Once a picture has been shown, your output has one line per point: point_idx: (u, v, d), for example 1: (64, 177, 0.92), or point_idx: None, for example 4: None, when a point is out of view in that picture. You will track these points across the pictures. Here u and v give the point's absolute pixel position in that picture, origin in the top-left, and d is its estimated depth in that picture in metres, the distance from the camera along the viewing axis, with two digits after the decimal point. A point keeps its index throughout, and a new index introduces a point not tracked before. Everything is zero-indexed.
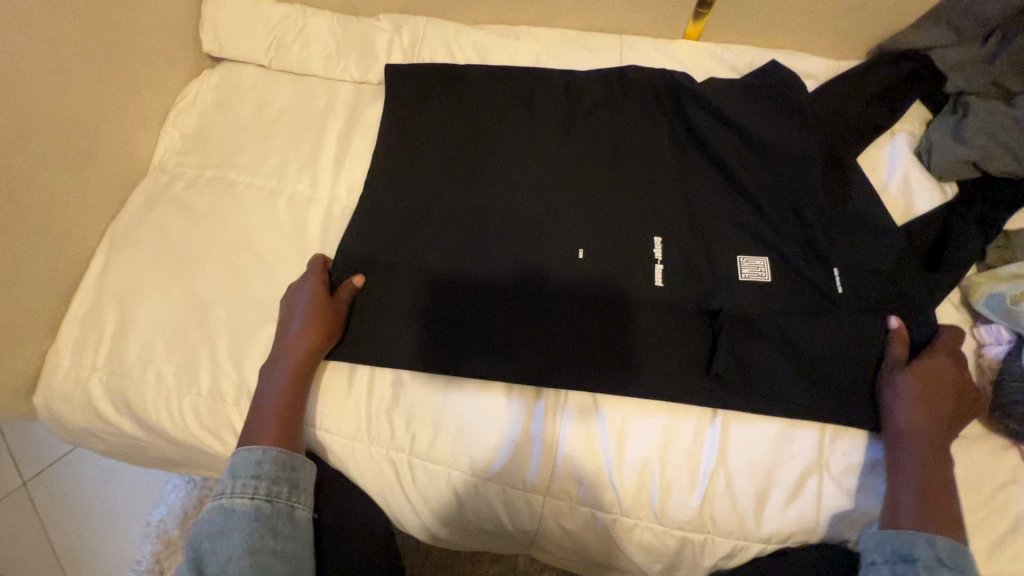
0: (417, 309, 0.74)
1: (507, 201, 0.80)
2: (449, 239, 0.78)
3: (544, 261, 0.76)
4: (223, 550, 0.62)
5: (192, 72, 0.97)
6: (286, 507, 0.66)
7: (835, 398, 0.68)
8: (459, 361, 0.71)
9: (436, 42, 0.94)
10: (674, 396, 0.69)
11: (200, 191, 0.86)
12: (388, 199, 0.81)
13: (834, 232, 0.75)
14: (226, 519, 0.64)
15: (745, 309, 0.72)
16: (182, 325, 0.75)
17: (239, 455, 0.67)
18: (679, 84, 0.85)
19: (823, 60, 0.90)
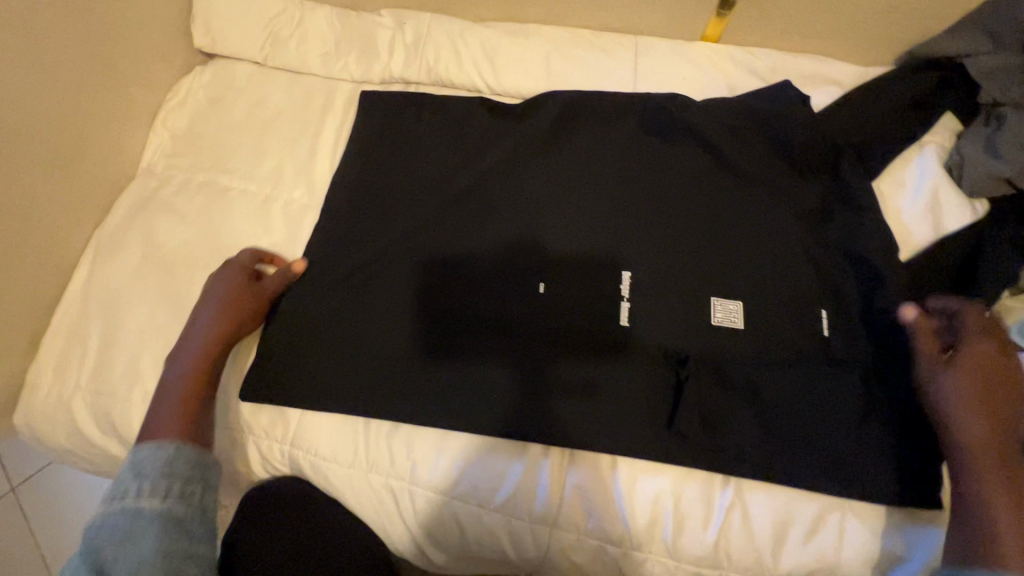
0: (412, 291, 0.73)
1: (506, 183, 0.79)
2: (446, 218, 0.77)
3: (541, 238, 0.76)
4: (124, 560, 0.51)
5: (183, 68, 0.92)
6: (197, 510, 0.57)
7: (827, 454, 0.64)
8: (451, 338, 0.70)
9: (441, 39, 0.89)
10: (659, 438, 0.66)
11: (191, 196, 0.81)
12: (389, 214, 0.78)
13: (823, 270, 0.73)
14: (128, 522, 0.52)
15: (757, 342, 0.69)
16: (168, 341, 0.70)
17: (144, 453, 0.58)
18: (690, 106, 0.82)
19: (850, 66, 0.85)
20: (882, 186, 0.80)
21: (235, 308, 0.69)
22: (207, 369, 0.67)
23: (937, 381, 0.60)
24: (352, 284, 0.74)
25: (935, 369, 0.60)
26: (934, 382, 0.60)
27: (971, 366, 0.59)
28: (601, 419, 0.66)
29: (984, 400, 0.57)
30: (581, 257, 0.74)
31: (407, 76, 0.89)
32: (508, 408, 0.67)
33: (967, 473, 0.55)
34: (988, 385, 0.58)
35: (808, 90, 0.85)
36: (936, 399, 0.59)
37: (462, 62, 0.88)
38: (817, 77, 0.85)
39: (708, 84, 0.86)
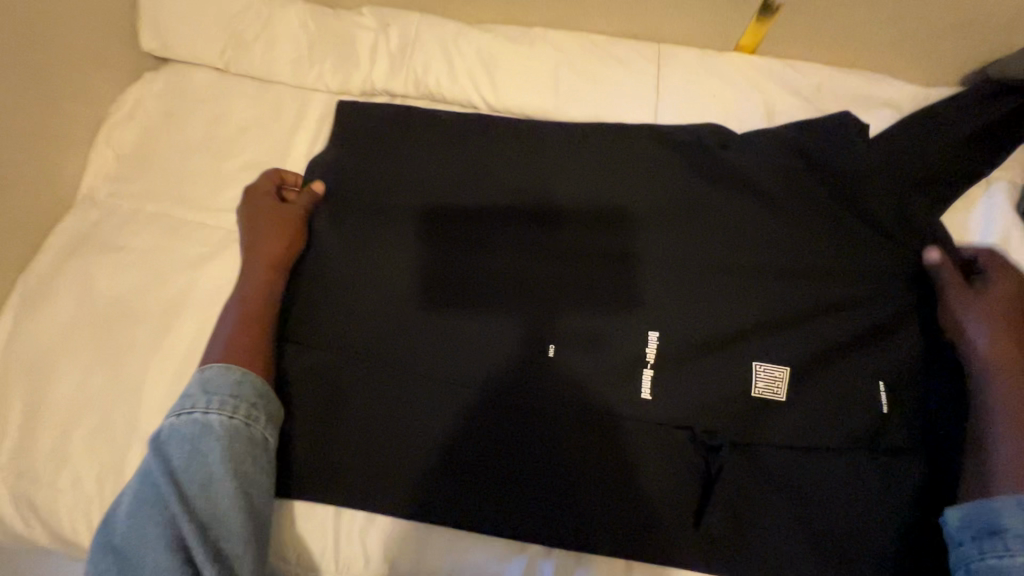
0: (416, 279, 0.63)
1: (518, 164, 0.68)
2: (457, 183, 0.67)
3: (562, 206, 0.66)
4: (197, 465, 0.51)
5: (131, 75, 0.80)
6: (261, 447, 0.55)
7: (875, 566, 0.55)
8: (462, 326, 0.62)
9: (431, 45, 0.76)
10: (684, 541, 0.56)
11: (136, 232, 0.69)
12: (361, 257, 0.64)
13: (883, 339, 0.61)
14: (197, 434, 0.52)
15: (807, 423, 0.58)
16: (108, 412, 0.61)
17: (209, 370, 0.56)
18: (731, 135, 0.68)
19: (908, 86, 0.73)
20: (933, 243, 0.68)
21: (277, 239, 0.64)
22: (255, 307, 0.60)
23: (965, 312, 0.59)
24: (319, 347, 0.61)
25: (968, 300, 0.59)
26: (961, 318, 0.59)
27: (995, 300, 0.59)
28: (617, 517, 0.57)
29: (1011, 338, 0.57)
30: (601, 305, 0.62)
31: (392, 88, 0.76)
32: (513, 501, 0.57)
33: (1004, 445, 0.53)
34: (1013, 313, 0.59)
35: (859, 113, 0.73)
36: (956, 323, 0.59)
37: (456, 73, 0.75)
38: (869, 99, 0.73)
39: (743, 104, 0.73)
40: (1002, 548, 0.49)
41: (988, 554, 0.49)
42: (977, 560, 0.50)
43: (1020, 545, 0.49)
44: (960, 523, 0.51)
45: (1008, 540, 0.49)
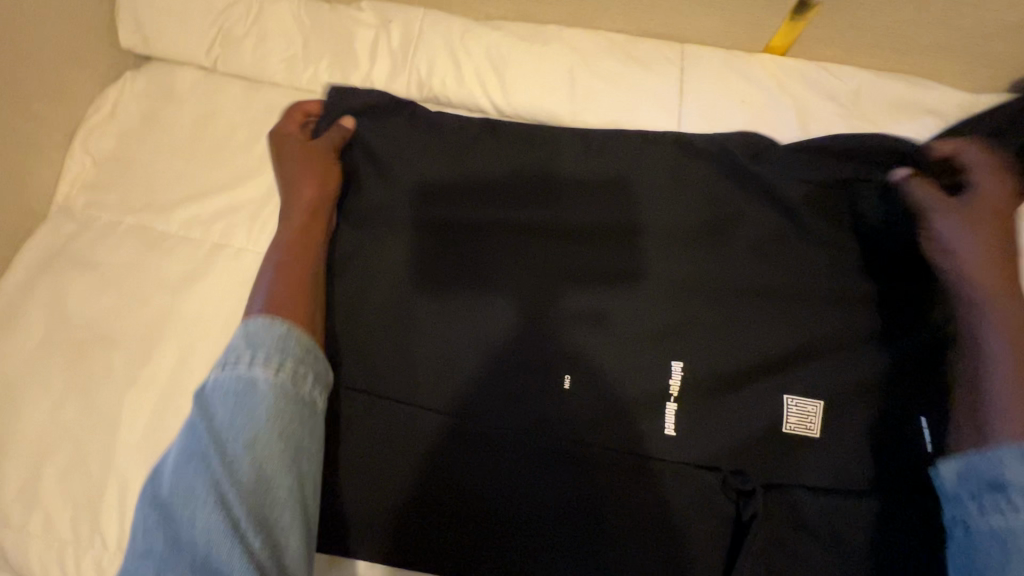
0: (412, 275, 0.59)
1: (519, 148, 0.63)
2: (446, 161, 0.62)
3: (564, 173, 0.62)
4: (242, 420, 0.47)
5: (112, 73, 0.74)
6: (307, 404, 0.49)
7: None
8: (468, 304, 0.58)
9: (436, 44, 0.70)
10: None
11: (115, 246, 0.64)
12: (356, 284, 0.59)
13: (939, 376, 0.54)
14: (243, 388, 0.48)
15: (849, 467, 0.53)
16: (82, 446, 0.56)
17: (251, 320, 0.51)
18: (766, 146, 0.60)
19: (954, 92, 0.67)
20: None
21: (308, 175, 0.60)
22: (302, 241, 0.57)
23: (977, 280, 0.52)
24: None
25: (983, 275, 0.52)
26: (976, 293, 0.52)
27: (1010, 321, 0.50)
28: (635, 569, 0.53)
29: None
30: (615, 331, 0.57)
31: (393, 90, 0.70)
32: (532, 543, 0.54)
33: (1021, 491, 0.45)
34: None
35: (900, 120, 0.67)
36: (971, 298, 0.52)
37: (463, 74, 0.69)
38: (912, 106, 0.67)
39: (773, 110, 0.68)
40: (1003, 505, 0.45)
41: (990, 513, 0.46)
42: (979, 521, 0.46)
43: (998, 505, 0.46)
44: (956, 475, 0.48)
45: (1010, 496, 0.45)
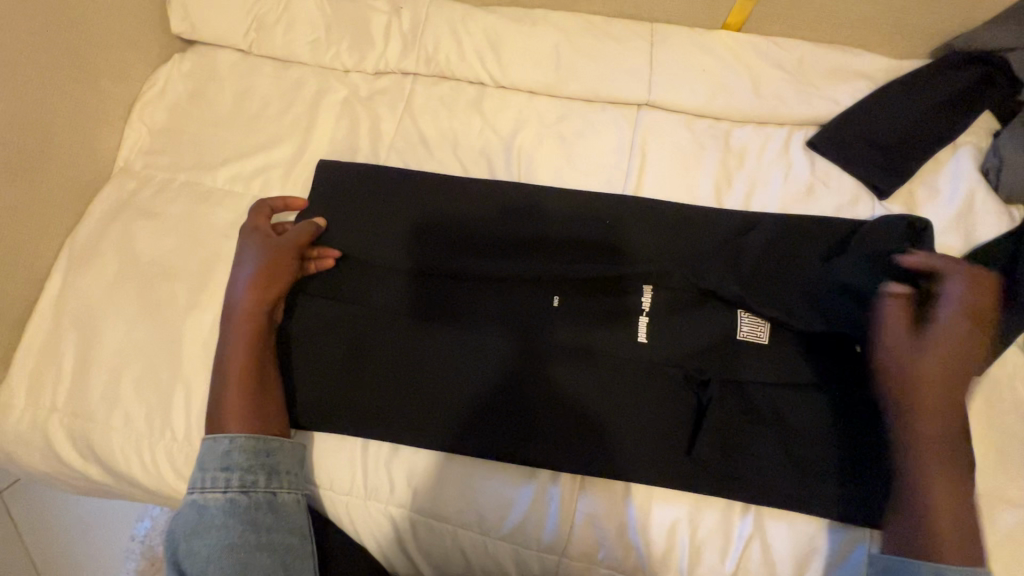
0: (412, 287, 0.70)
1: (505, 190, 0.74)
2: (436, 193, 0.74)
3: (541, 201, 0.73)
4: (199, 549, 0.55)
5: (160, 57, 0.85)
6: (266, 497, 0.60)
7: (852, 490, 0.60)
8: (451, 329, 0.67)
9: (441, 25, 0.82)
10: (675, 467, 0.62)
11: (171, 199, 0.75)
12: (377, 233, 0.72)
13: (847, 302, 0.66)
14: (198, 516, 0.57)
15: (787, 363, 0.65)
16: (152, 358, 0.67)
17: (207, 444, 0.60)
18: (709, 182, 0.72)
19: (882, 59, 0.79)
20: (902, 207, 0.74)
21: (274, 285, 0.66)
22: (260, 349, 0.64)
23: (923, 356, 0.58)
24: (350, 302, 0.69)
25: (917, 339, 0.58)
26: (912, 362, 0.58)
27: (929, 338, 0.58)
28: (614, 455, 0.63)
29: (949, 379, 0.57)
30: (591, 283, 0.69)
31: (405, 67, 0.82)
32: (526, 430, 0.64)
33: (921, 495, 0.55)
34: (958, 360, 0.57)
35: (836, 83, 0.79)
36: (893, 374, 0.58)
37: (464, 52, 0.81)
38: (846, 71, 0.79)
39: (729, 78, 0.79)
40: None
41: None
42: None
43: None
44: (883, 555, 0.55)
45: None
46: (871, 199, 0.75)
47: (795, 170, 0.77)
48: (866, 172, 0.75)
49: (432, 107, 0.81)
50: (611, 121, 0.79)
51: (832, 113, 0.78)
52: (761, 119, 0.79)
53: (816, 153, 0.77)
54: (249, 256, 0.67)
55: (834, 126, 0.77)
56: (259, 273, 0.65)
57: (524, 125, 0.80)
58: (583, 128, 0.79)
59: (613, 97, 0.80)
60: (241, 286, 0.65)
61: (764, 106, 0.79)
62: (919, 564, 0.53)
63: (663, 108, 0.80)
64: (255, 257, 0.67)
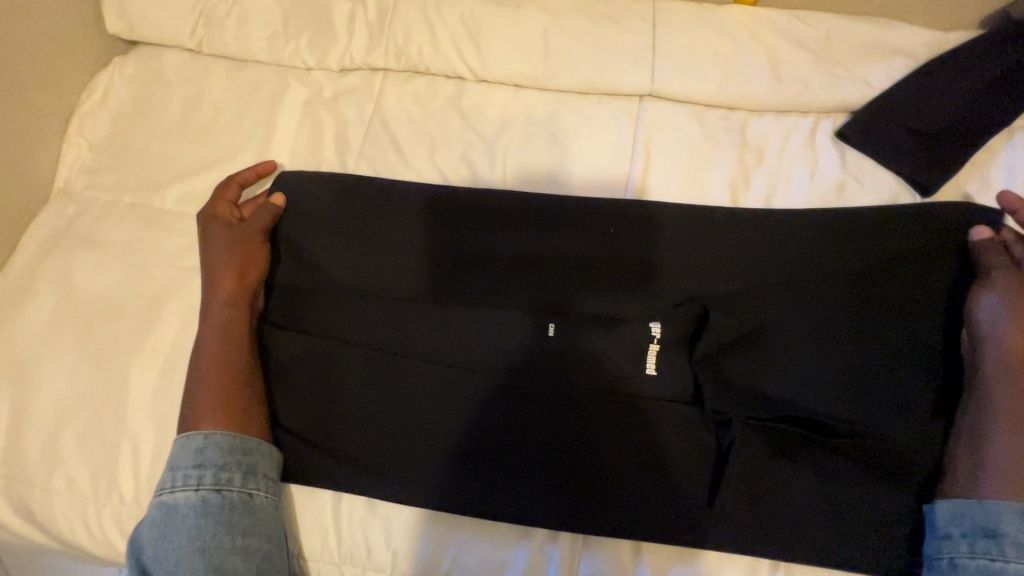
0: (389, 315, 0.60)
1: (493, 199, 0.64)
2: (410, 212, 0.64)
3: (540, 210, 0.64)
4: (168, 553, 0.51)
5: (99, 62, 0.76)
6: (242, 499, 0.53)
7: (891, 545, 0.53)
8: (445, 364, 0.59)
9: (412, 12, 0.71)
10: (694, 524, 0.54)
11: (115, 225, 0.67)
12: (348, 251, 0.63)
13: (883, 315, 0.57)
14: (166, 517, 0.52)
15: (821, 393, 0.56)
16: (96, 411, 0.59)
17: (178, 443, 0.54)
18: (708, 212, 0.63)
19: (922, 32, 0.68)
20: None
21: (240, 266, 0.60)
22: (236, 340, 0.58)
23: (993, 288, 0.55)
24: (317, 335, 0.60)
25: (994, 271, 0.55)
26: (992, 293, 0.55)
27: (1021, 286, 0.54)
28: (622, 511, 0.55)
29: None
30: (590, 310, 0.60)
31: (372, 62, 0.72)
32: (523, 482, 0.56)
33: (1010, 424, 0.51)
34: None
35: (870, 62, 0.68)
36: (988, 303, 0.55)
37: (439, 42, 0.71)
38: (881, 47, 0.68)
39: (745, 60, 0.69)
40: (993, 552, 0.49)
41: (979, 555, 0.49)
42: (965, 557, 0.50)
43: (1014, 551, 0.48)
44: (951, 515, 0.50)
45: (1003, 546, 0.49)
46: (911, 194, 0.65)
47: (823, 166, 0.67)
48: (907, 162, 0.65)
49: (406, 108, 0.71)
50: (609, 116, 0.69)
51: (865, 98, 0.68)
52: (781, 108, 0.69)
53: (846, 145, 0.67)
54: (215, 241, 0.62)
55: (869, 111, 0.67)
56: (228, 256, 0.60)
57: (511, 124, 0.70)
58: (578, 125, 0.69)
59: (611, 87, 0.70)
60: (214, 269, 0.60)
61: (786, 93, 0.68)
62: (1003, 503, 0.49)
63: (668, 99, 0.70)
64: (223, 241, 0.61)
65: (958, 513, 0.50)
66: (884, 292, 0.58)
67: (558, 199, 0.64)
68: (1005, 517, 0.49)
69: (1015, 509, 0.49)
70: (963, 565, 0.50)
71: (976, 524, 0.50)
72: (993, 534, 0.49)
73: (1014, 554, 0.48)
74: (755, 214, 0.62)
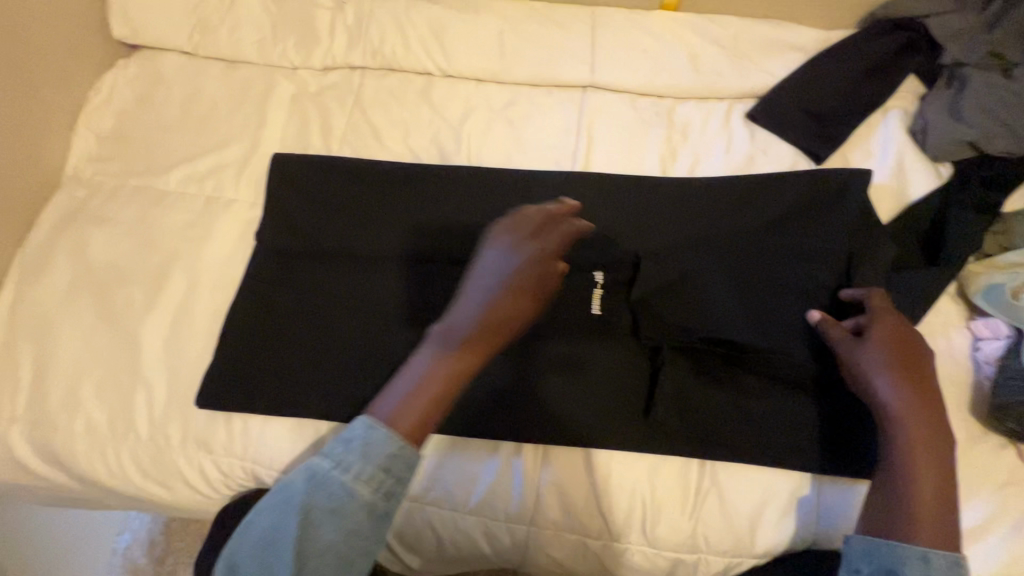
0: (374, 274, 0.70)
1: (461, 174, 0.75)
2: (389, 186, 0.74)
3: (501, 182, 0.75)
4: (254, 529, 0.52)
5: (103, 63, 0.85)
6: (394, 505, 0.53)
7: (790, 441, 0.65)
8: (422, 314, 0.68)
9: (385, 18, 0.83)
10: (632, 433, 0.65)
11: (123, 204, 0.75)
12: (340, 222, 0.72)
13: (779, 259, 0.70)
14: (288, 496, 0.52)
15: (736, 324, 0.67)
16: (111, 363, 0.67)
17: (369, 424, 0.53)
18: (640, 181, 0.75)
19: (812, 31, 0.83)
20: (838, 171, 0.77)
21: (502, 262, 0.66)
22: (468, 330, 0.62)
23: (858, 353, 0.62)
24: (310, 291, 0.69)
25: (852, 339, 0.62)
26: (860, 363, 0.61)
27: (889, 348, 0.61)
28: (574, 427, 0.65)
29: (900, 363, 0.60)
30: None
31: (352, 61, 0.83)
32: (489, 406, 0.66)
33: (899, 471, 0.57)
34: (897, 353, 0.61)
35: (771, 56, 0.82)
36: (856, 367, 0.62)
37: (410, 43, 0.82)
38: (779, 44, 0.82)
39: (669, 56, 0.82)
40: None
41: None
42: None
43: None
44: (862, 551, 0.55)
45: None
46: (808, 163, 0.78)
47: (736, 142, 0.80)
48: (804, 136, 0.78)
49: (382, 99, 0.82)
50: (557, 104, 0.81)
51: (768, 85, 0.81)
52: (701, 95, 0.82)
53: (755, 124, 0.80)
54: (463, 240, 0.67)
55: (772, 96, 0.80)
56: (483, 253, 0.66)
57: (473, 112, 0.81)
58: (531, 112, 0.81)
59: (558, 80, 0.82)
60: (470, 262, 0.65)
61: (703, 83, 0.81)
62: (907, 548, 0.54)
63: (607, 89, 0.82)
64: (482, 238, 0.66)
65: (868, 549, 0.55)
66: (780, 240, 0.71)
67: (516, 172, 0.76)
68: (909, 562, 0.53)
69: (919, 554, 0.54)
70: None
71: (883, 562, 0.54)
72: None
73: None
74: (678, 182, 0.75)
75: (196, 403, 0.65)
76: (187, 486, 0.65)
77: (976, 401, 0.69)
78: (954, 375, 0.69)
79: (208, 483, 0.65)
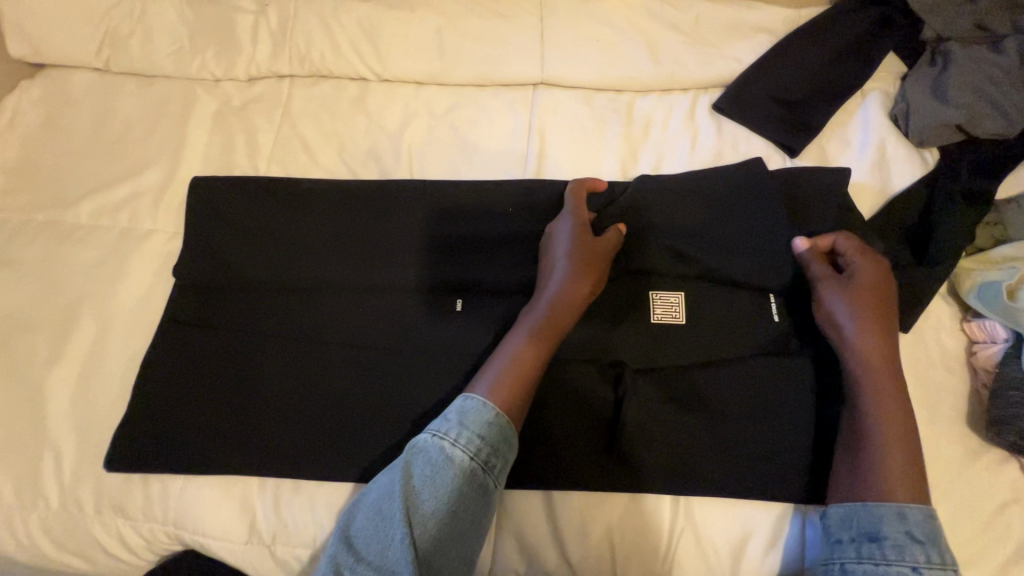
0: (306, 306, 0.63)
1: (401, 188, 0.68)
2: (320, 206, 0.67)
3: (444, 195, 0.67)
4: (433, 512, 0.49)
5: (5, 85, 0.77)
6: (484, 487, 0.51)
7: (769, 472, 0.59)
8: (362, 347, 0.62)
9: (310, 20, 0.75)
10: (598, 471, 0.59)
11: (27, 242, 0.68)
12: (273, 247, 0.65)
13: (755, 268, 0.63)
14: (437, 471, 0.51)
15: (703, 344, 0.62)
16: (15, 424, 0.60)
17: (465, 403, 0.54)
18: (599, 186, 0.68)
19: (780, 11, 0.75)
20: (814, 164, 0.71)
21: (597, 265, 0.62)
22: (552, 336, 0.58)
23: (833, 303, 0.59)
24: (237, 328, 0.63)
25: (831, 289, 0.59)
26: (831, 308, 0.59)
27: (860, 291, 0.59)
28: (533, 468, 0.59)
29: (870, 314, 0.58)
30: (496, 285, 0.64)
31: (278, 70, 0.76)
32: None
33: (871, 426, 0.55)
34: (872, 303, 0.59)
35: (737, 40, 0.75)
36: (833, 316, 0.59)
37: (340, 47, 0.75)
38: (744, 26, 0.75)
39: (626, 45, 0.75)
40: (878, 556, 0.51)
41: (865, 559, 0.51)
42: (853, 562, 0.52)
43: (896, 554, 0.50)
44: (841, 518, 0.53)
45: (886, 549, 0.51)
46: (782, 157, 0.71)
47: (701, 137, 0.73)
48: (777, 127, 0.71)
49: (312, 111, 0.75)
50: (505, 106, 0.74)
51: (734, 73, 0.74)
52: (663, 87, 0.75)
53: (722, 116, 0.73)
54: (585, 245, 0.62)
55: (739, 83, 0.73)
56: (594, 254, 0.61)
57: (413, 119, 0.74)
58: (477, 116, 0.74)
59: (505, 79, 0.75)
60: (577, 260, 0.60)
61: (664, 73, 0.74)
62: (881, 506, 0.52)
63: (560, 86, 0.76)
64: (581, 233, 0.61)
65: (847, 517, 0.53)
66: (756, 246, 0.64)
67: (461, 183, 0.68)
68: (886, 520, 0.51)
69: (894, 510, 0.52)
70: (851, 570, 0.51)
71: (863, 528, 0.52)
72: (875, 537, 0.51)
73: (895, 557, 0.50)
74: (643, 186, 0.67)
75: (105, 466, 0.58)
76: (110, 555, 0.59)
77: (971, 411, 0.63)
78: (949, 385, 0.63)
79: (130, 551, 0.59)
